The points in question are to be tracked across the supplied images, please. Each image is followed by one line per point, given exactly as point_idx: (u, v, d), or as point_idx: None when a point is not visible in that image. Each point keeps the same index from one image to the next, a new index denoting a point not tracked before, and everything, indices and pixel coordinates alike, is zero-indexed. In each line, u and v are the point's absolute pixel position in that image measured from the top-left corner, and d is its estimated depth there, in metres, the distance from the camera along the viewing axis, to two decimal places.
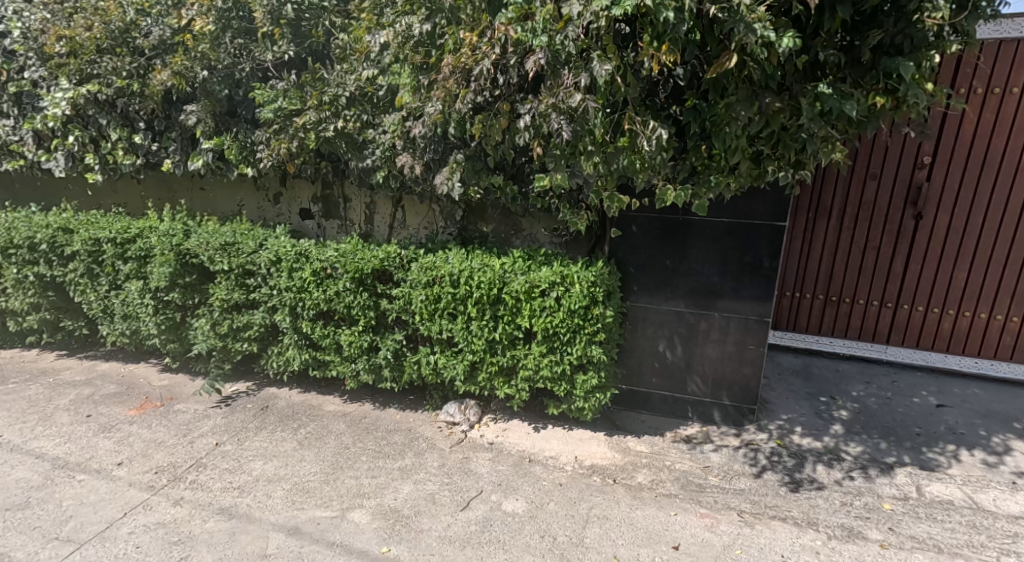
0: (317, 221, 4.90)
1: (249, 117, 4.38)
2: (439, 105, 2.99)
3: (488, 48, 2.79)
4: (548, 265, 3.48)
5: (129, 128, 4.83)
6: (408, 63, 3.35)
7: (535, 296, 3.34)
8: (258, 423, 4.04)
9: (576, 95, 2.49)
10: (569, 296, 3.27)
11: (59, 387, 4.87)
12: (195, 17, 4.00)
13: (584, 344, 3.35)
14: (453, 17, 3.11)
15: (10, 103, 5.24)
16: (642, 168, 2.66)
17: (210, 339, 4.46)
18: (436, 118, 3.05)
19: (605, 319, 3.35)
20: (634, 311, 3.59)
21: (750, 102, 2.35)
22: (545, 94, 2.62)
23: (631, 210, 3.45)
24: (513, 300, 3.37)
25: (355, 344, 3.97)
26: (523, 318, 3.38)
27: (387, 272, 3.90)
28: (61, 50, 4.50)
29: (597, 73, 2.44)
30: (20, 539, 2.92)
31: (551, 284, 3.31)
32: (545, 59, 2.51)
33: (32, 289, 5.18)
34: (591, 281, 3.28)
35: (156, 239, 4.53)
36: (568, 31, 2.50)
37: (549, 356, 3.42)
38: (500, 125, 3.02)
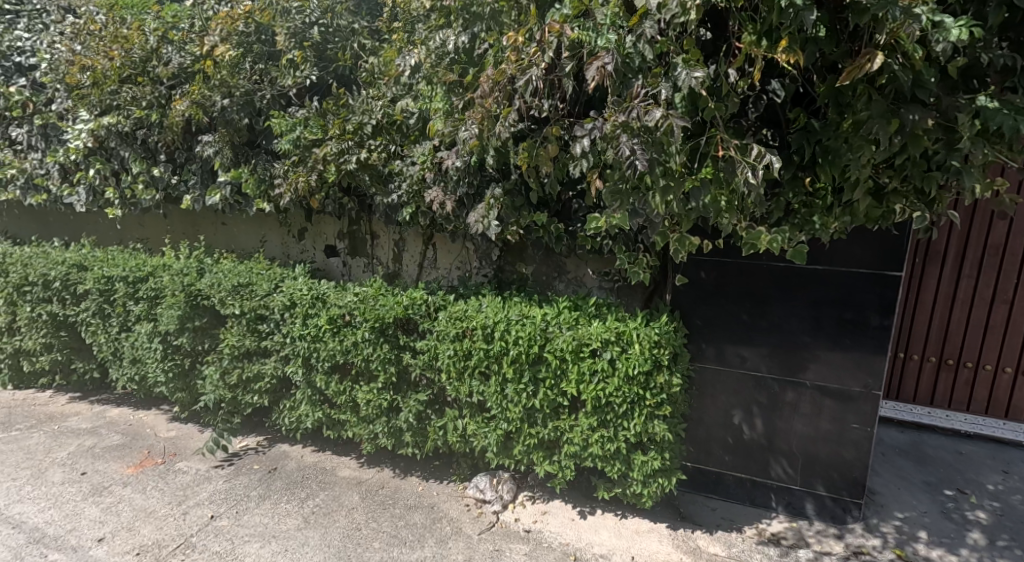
0: (343, 259, 4.47)
1: (270, 148, 4.04)
2: (475, 129, 2.62)
3: (535, 53, 2.35)
4: (600, 319, 2.93)
5: (150, 160, 4.56)
6: (441, 83, 2.97)
7: (583, 356, 2.77)
8: (262, 491, 3.53)
9: (656, 109, 2.01)
10: (626, 358, 2.69)
11: (61, 436, 4.45)
12: (216, 42, 3.71)
13: (645, 418, 2.74)
14: (493, 25, 2.71)
15: (37, 136, 5.08)
16: (728, 209, 2.18)
17: (219, 389, 4.01)
18: (472, 144, 2.67)
19: (671, 389, 2.74)
20: (702, 375, 2.98)
21: (888, 119, 1.82)
22: (613, 110, 2.14)
23: (699, 252, 2.90)
24: (557, 361, 2.80)
25: (373, 403, 3.46)
26: (569, 382, 2.81)
27: (411, 321, 3.39)
28: (84, 81, 4.29)
29: (682, 84, 2.01)
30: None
31: (604, 343, 2.74)
32: (613, 64, 2.07)
33: (44, 328, 4.88)
34: (653, 340, 2.70)
35: (167, 278, 4.17)
36: (640, 29, 2.08)
37: (600, 431, 2.81)
38: (547, 154, 2.54)
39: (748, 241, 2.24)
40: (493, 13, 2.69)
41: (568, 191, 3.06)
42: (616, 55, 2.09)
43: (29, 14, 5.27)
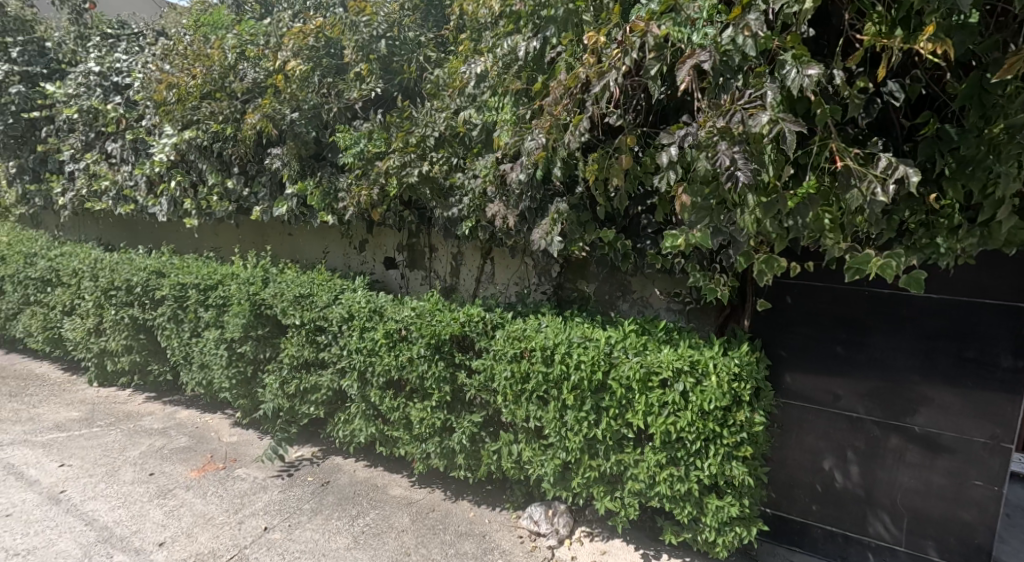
0: (401, 271, 4.43)
1: (335, 161, 4.07)
2: (542, 138, 2.49)
3: (616, 54, 2.20)
4: (672, 346, 2.69)
5: (225, 173, 4.70)
6: (508, 92, 2.87)
7: (651, 387, 2.54)
8: (314, 505, 3.47)
9: (763, 113, 1.84)
10: (700, 391, 2.44)
11: (136, 435, 4.44)
12: (288, 57, 3.80)
13: (721, 458, 2.47)
14: (567, 27, 2.55)
15: (128, 150, 5.37)
16: (832, 227, 2.03)
17: (278, 398, 4.03)
18: (538, 155, 2.52)
19: (753, 429, 2.48)
20: (787, 413, 2.81)
21: None
22: (709, 114, 1.98)
23: (787, 276, 2.76)
24: (623, 390, 2.58)
25: (427, 422, 3.34)
26: (635, 414, 2.57)
27: (467, 339, 3.28)
28: (169, 97, 4.49)
29: (792, 83, 1.84)
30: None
31: (676, 373, 2.49)
32: (709, 62, 1.93)
33: (126, 331, 5.08)
34: (731, 371, 2.45)
35: (235, 287, 4.25)
36: (743, 21, 1.93)
37: (669, 469, 2.56)
38: (621, 164, 2.35)
39: (856, 265, 2.04)
40: (567, 14, 2.50)
41: (636, 205, 2.84)
42: (712, 52, 1.94)
43: (131, 40, 5.71)
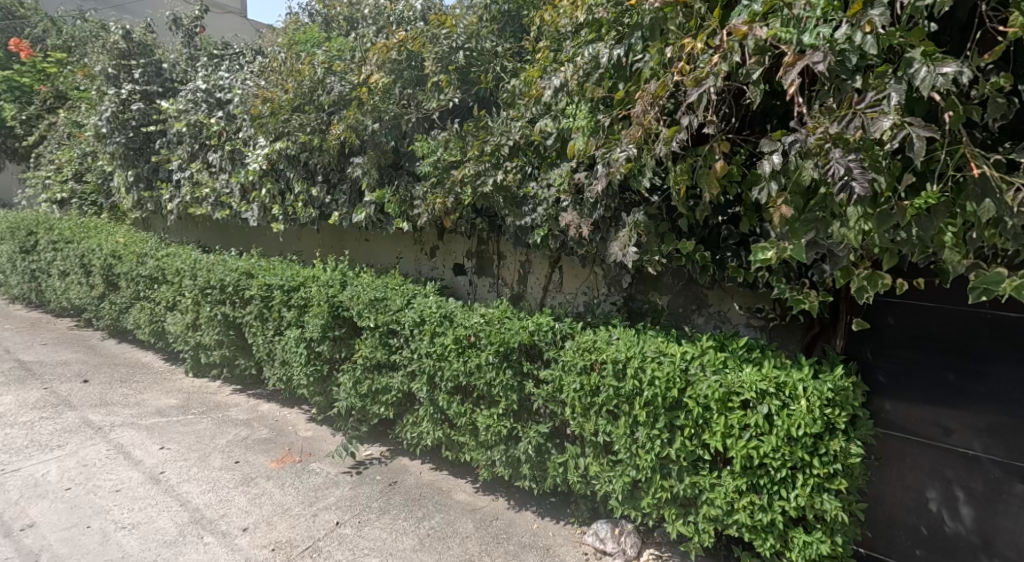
0: (470, 278, 4.49)
1: (412, 170, 4.19)
2: (632, 150, 2.45)
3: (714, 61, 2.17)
4: (756, 366, 2.55)
5: (310, 181, 4.94)
6: (587, 100, 2.85)
7: (732, 407, 2.42)
8: (383, 503, 3.56)
9: (884, 118, 1.79)
10: (787, 416, 2.30)
11: (225, 424, 4.74)
12: (372, 70, 3.95)
13: (811, 489, 2.32)
14: (654, 33, 2.49)
15: (225, 159, 5.77)
16: (956, 241, 1.90)
17: (351, 397, 4.17)
18: (626, 167, 2.48)
19: (848, 460, 2.32)
20: (889, 442, 2.74)
21: None
22: (822, 118, 1.94)
23: (891, 297, 2.70)
24: (700, 409, 2.47)
25: (493, 429, 3.35)
26: (713, 436, 2.46)
27: (535, 348, 3.26)
28: (264, 111, 4.80)
29: (922, 82, 1.76)
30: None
31: (760, 395, 2.37)
32: (822, 65, 1.88)
33: (218, 327, 5.41)
34: (823, 396, 2.30)
35: (315, 289, 4.46)
36: (864, 17, 1.86)
37: (750, 498, 2.42)
38: (715, 172, 2.28)
39: (982, 284, 1.88)
40: (654, 21, 2.47)
41: (717, 215, 2.73)
42: (826, 53, 1.90)
43: (232, 59, 6.15)
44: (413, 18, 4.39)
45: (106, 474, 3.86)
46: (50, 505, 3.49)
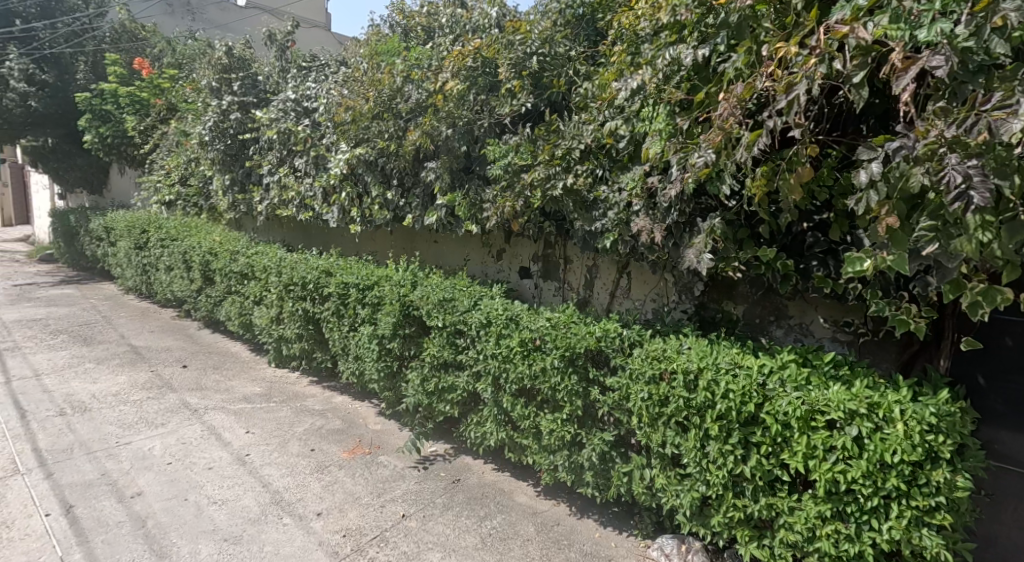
0: (535, 281, 4.48)
1: (482, 174, 4.25)
2: (711, 155, 2.40)
3: (805, 65, 2.11)
4: (843, 384, 2.40)
5: (385, 185, 5.12)
6: (665, 102, 2.79)
7: (815, 427, 2.29)
8: (446, 500, 3.62)
9: (1017, 121, 1.65)
10: (880, 439, 2.14)
11: (302, 414, 4.98)
12: (447, 77, 4.04)
13: (907, 521, 2.14)
14: (742, 32, 2.41)
15: (309, 164, 6.07)
16: None
17: (419, 395, 4.27)
18: (703, 172, 2.44)
19: (953, 493, 2.11)
20: (1001, 476, 2.55)
21: None
22: (938, 120, 1.82)
23: (1004, 316, 2.51)
24: (779, 427, 2.35)
25: (556, 434, 3.32)
26: (794, 456, 2.33)
27: (602, 354, 3.21)
28: (346, 118, 5.03)
29: None
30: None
31: (849, 416, 2.22)
32: (941, 68, 1.78)
33: (298, 321, 5.68)
34: (924, 421, 2.12)
35: (388, 288, 4.60)
36: (995, 12, 1.73)
37: (835, 525, 2.27)
38: (799, 177, 2.18)
39: None
40: (742, 18, 2.39)
41: (804, 221, 2.61)
42: (947, 57, 1.79)
43: (318, 70, 6.49)
44: (487, 25, 4.46)
45: (200, 453, 4.16)
46: (154, 477, 3.80)
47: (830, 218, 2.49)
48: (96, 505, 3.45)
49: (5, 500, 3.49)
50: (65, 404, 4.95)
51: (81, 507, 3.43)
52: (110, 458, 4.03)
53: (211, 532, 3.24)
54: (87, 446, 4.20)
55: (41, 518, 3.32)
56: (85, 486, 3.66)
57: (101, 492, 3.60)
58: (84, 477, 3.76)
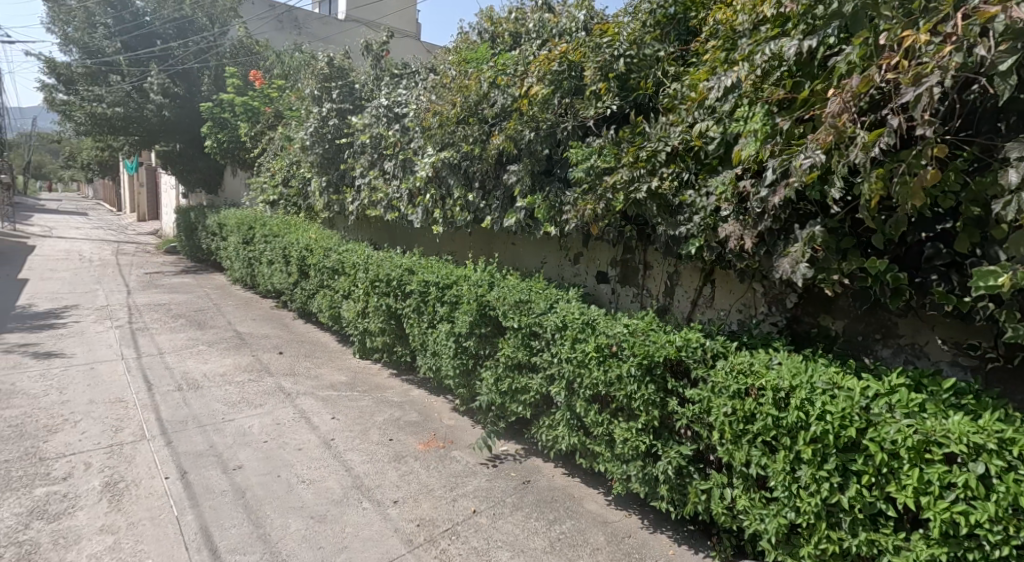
0: (612, 286, 4.38)
1: (563, 177, 4.22)
2: (819, 155, 2.28)
3: (938, 54, 1.97)
4: (965, 414, 2.16)
5: (466, 187, 5.20)
6: (763, 102, 2.66)
7: (930, 460, 2.07)
8: (516, 500, 3.61)
9: None
10: (1012, 481, 1.90)
11: (382, 404, 5.16)
12: (533, 82, 4.05)
13: None
14: (860, 21, 2.29)
15: (397, 166, 6.29)
16: None
17: (492, 393, 4.29)
18: (810, 174, 2.31)
19: None
20: None
21: None
22: None
23: None
24: (885, 456, 2.15)
25: (630, 443, 3.22)
26: (903, 490, 2.12)
27: (683, 365, 3.10)
28: (433, 123, 5.16)
29: None
30: (308, 555, 2.99)
31: (972, 451, 1.99)
32: None
33: (381, 316, 5.90)
34: None
35: (466, 288, 4.67)
36: None
37: None
38: (922, 180, 2.03)
39: None
40: (860, 7, 2.25)
41: (920, 232, 2.35)
42: None
43: (408, 77, 6.72)
44: (574, 28, 4.41)
45: (292, 434, 4.41)
46: (252, 453, 4.06)
47: (955, 227, 2.24)
48: (205, 474, 3.75)
49: (133, 461, 3.86)
50: (182, 380, 5.43)
51: (193, 473, 3.74)
52: (217, 432, 4.36)
53: (300, 508, 3.41)
54: (198, 419, 4.58)
55: (161, 480, 3.65)
56: (197, 455, 3.98)
57: (209, 462, 3.90)
58: (196, 447, 4.09)
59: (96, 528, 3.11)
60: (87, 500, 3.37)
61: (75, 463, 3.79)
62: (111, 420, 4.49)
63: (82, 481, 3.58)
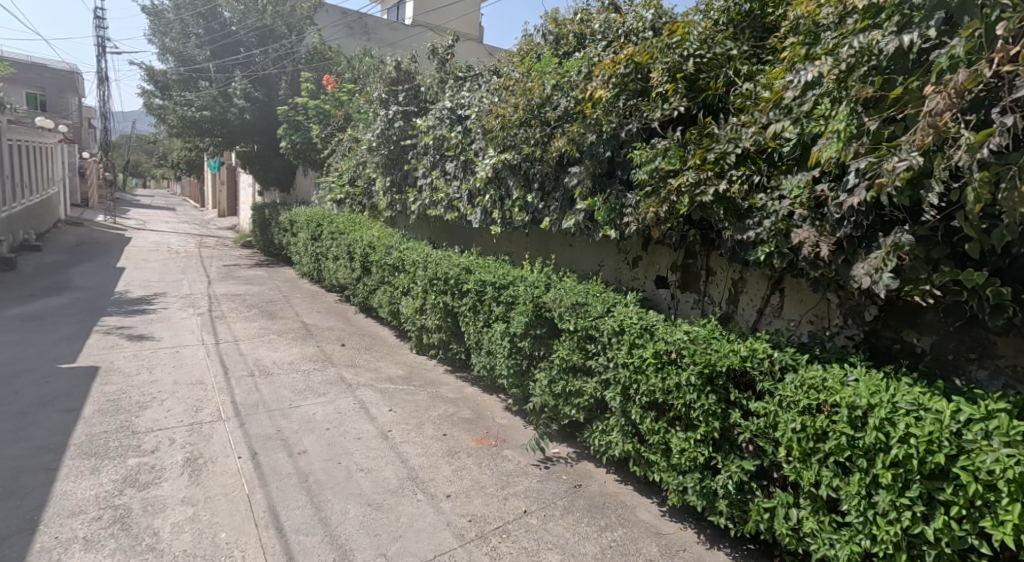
0: (672, 292, 4.26)
1: (625, 179, 4.14)
2: (916, 158, 2.16)
3: None
4: None
5: (527, 188, 5.20)
6: (849, 100, 2.51)
7: None
8: (567, 503, 3.57)
9: None
10: None
11: (437, 400, 5.23)
12: (596, 86, 3.97)
13: None
14: (965, 11, 2.19)
15: (458, 167, 6.37)
16: None
17: (545, 395, 4.26)
18: (904, 177, 2.18)
19: None
20: None
21: None
22: None
23: None
24: (979, 488, 1.98)
25: (688, 454, 3.11)
26: (1000, 526, 1.95)
27: (748, 376, 2.96)
28: (495, 125, 5.17)
29: None
30: (366, 541, 3.07)
31: None
32: None
33: (439, 314, 5.98)
34: None
35: (523, 289, 4.66)
36: None
37: None
38: None
39: None
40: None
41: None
42: None
43: (472, 80, 6.80)
44: (641, 28, 4.28)
45: (352, 424, 4.54)
46: (316, 439, 4.21)
47: None
48: (273, 456, 3.91)
49: (211, 439, 4.09)
50: (254, 366, 5.71)
51: (263, 455, 3.91)
52: (284, 417, 4.55)
53: (358, 496, 3.50)
54: (268, 404, 4.79)
55: (235, 459, 3.84)
56: (266, 438, 4.17)
57: (276, 445, 4.07)
58: (265, 430, 4.29)
59: (178, 499, 3.32)
60: (172, 473, 3.59)
61: (161, 438, 4.05)
62: (192, 400, 4.77)
63: (167, 455, 3.82)
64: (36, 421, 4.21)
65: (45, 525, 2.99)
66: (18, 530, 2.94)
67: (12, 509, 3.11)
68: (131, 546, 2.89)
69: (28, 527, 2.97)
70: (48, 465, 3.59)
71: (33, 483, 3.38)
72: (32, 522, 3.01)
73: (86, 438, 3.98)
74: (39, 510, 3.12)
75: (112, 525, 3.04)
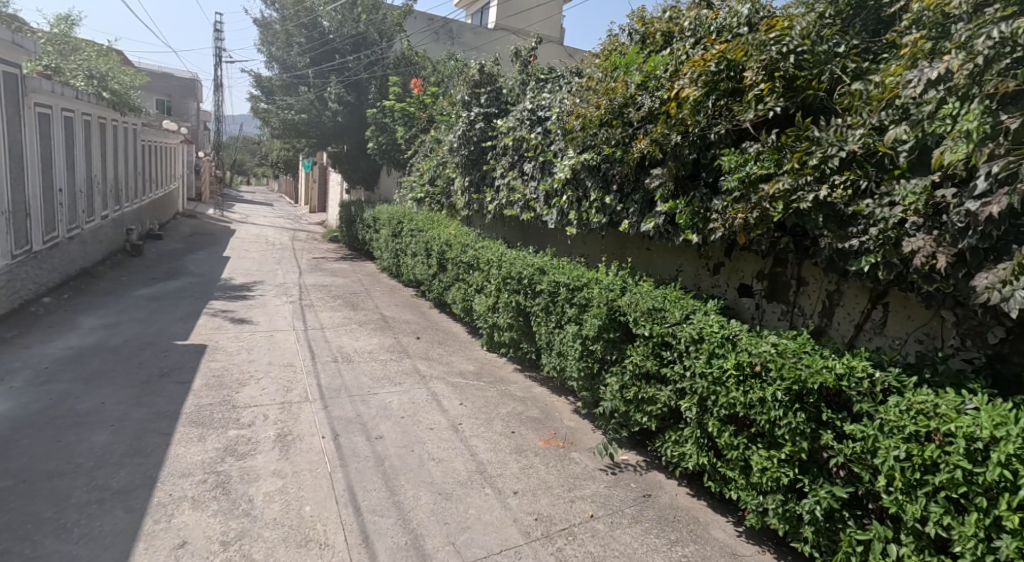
0: (757, 300, 4.03)
1: (710, 182, 3.94)
2: None
3: None
4: None
5: (605, 189, 5.10)
6: (984, 96, 2.30)
7: None
8: (635, 511, 3.46)
9: None
10: None
11: (506, 397, 5.25)
12: (684, 84, 3.78)
13: None
14: None
15: (537, 167, 6.35)
16: None
17: (617, 400, 4.15)
18: None
19: None
20: None
21: None
22: None
23: None
24: None
25: (770, 474, 2.92)
26: None
27: (842, 396, 2.76)
28: (576, 126, 5.10)
29: None
30: (436, 529, 3.12)
31: None
32: None
33: (511, 312, 5.98)
34: None
35: (597, 291, 4.56)
36: None
37: None
38: None
39: None
40: None
41: None
42: None
43: (553, 81, 6.76)
44: (735, 24, 4.14)
45: (425, 414, 4.63)
46: (391, 426, 4.34)
47: None
48: (352, 439, 4.07)
49: (299, 419, 4.32)
50: (337, 354, 5.98)
51: (343, 437, 4.08)
52: (364, 403, 4.73)
53: (429, 483, 3.57)
54: (349, 390, 5.00)
55: (320, 438, 4.03)
56: (346, 421, 4.34)
57: (356, 428, 4.24)
58: (345, 414, 4.47)
59: (270, 471, 3.52)
60: (265, 446, 3.83)
61: (257, 414, 4.32)
62: (284, 381, 5.07)
63: (262, 430, 4.07)
64: (155, 390, 4.61)
65: (161, 483, 3.27)
66: (140, 484, 3.24)
67: (136, 466, 3.43)
68: (230, 509, 3.10)
69: (149, 483, 3.26)
70: (164, 430, 3.93)
71: (153, 445, 3.71)
72: (151, 479, 3.31)
73: (195, 408, 4.32)
74: (157, 468, 3.42)
75: (215, 488, 3.28)
